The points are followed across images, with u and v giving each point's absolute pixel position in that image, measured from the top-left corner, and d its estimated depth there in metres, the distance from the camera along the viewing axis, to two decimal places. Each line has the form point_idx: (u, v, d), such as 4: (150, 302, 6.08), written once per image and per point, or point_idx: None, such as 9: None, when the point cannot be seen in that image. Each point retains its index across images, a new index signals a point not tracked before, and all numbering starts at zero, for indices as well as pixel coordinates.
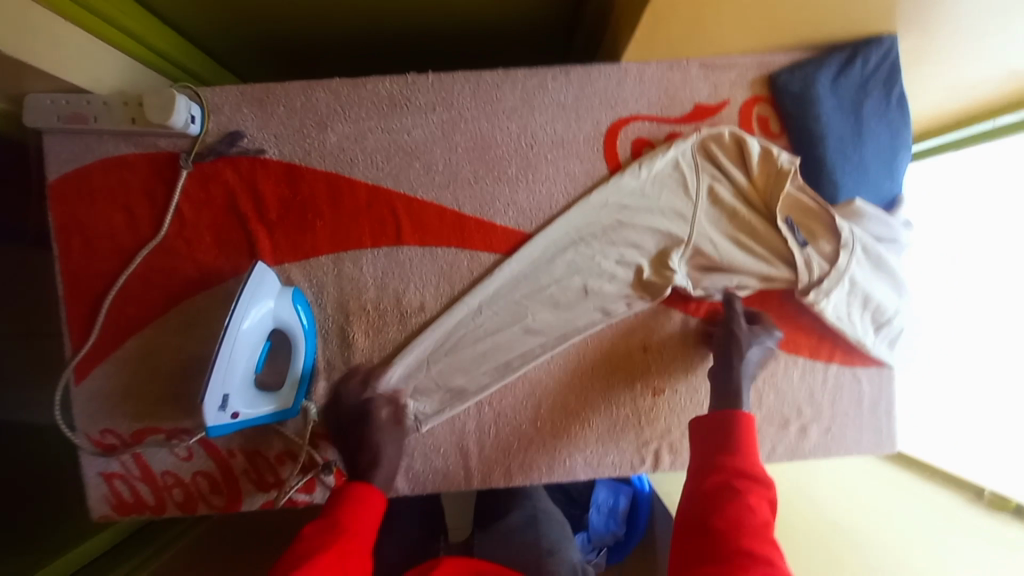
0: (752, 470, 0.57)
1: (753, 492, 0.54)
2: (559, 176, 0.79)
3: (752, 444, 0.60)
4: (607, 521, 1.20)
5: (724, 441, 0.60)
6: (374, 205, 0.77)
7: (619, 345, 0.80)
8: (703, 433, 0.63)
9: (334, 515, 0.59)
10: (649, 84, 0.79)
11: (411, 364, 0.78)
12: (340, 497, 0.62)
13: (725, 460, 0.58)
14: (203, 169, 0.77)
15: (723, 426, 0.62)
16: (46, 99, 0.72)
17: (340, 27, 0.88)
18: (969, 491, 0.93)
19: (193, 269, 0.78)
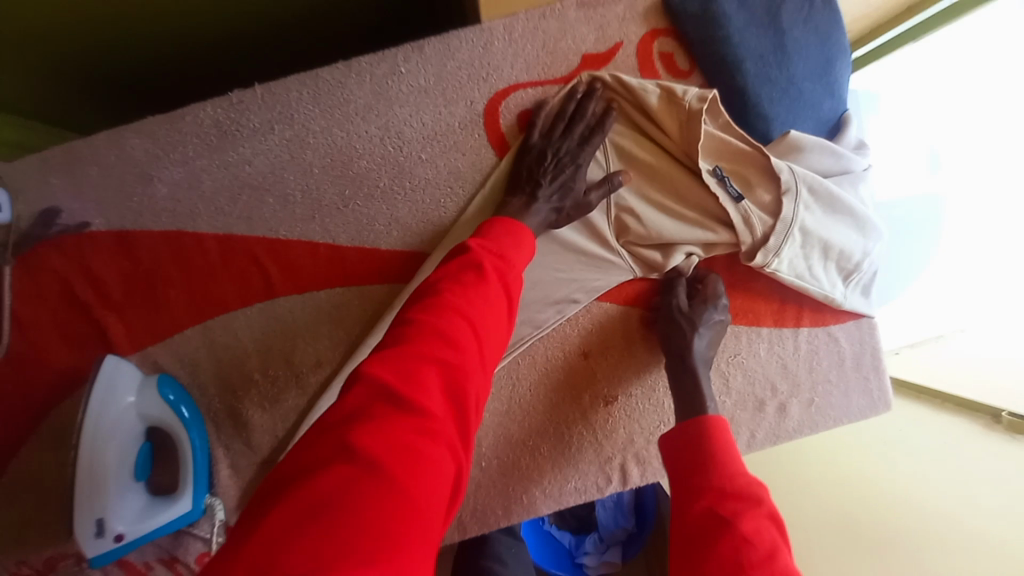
0: (738, 484, 0.46)
1: (749, 515, 0.43)
2: (442, 175, 0.66)
3: (729, 448, 0.51)
4: (614, 514, 1.10)
5: (699, 454, 0.50)
6: (231, 258, 0.65)
7: (556, 356, 0.69)
8: (674, 451, 0.52)
9: (491, 235, 0.53)
10: (521, 43, 0.66)
11: None
12: (494, 224, 0.54)
13: (707, 480, 0.48)
14: (25, 260, 0.65)
15: (692, 436, 0.52)
16: None
17: (161, 38, 0.76)
18: (985, 416, 0.79)
19: (45, 376, 0.66)
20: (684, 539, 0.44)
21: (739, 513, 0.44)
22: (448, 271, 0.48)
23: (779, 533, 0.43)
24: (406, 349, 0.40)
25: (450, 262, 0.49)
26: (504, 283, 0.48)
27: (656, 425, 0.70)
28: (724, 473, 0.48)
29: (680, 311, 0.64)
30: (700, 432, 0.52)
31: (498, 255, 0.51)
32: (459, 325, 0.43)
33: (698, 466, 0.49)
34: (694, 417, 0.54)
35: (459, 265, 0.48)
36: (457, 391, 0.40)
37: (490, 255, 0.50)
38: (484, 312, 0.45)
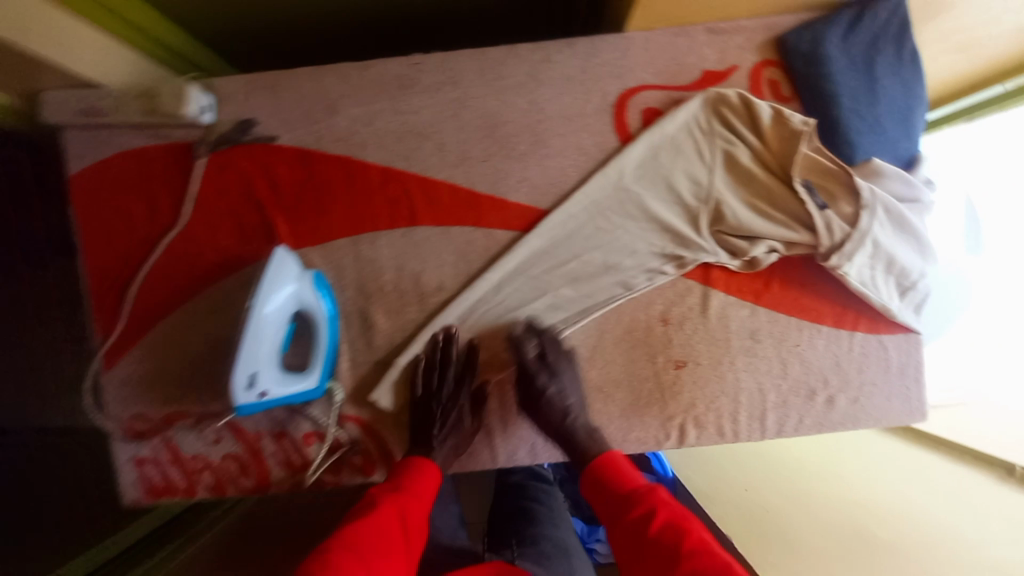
0: (640, 492, 0.60)
1: (659, 509, 0.58)
2: (571, 149, 0.79)
3: (627, 471, 0.65)
4: None
5: (609, 484, 0.64)
6: (387, 187, 0.78)
7: (638, 319, 0.79)
8: (591, 495, 0.65)
9: (397, 478, 0.67)
10: (655, 53, 0.78)
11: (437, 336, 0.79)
12: (396, 473, 0.69)
13: (619, 497, 0.62)
14: (218, 157, 0.77)
15: (597, 475, 0.66)
16: (69, 95, 0.77)
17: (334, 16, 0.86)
18: (999, 468, 0.87)
19: (215, 258, 0.79)
20: (622, 547, 0.57)
21: (649, 511, 0.58)
22: (358, 507, 0.63)
23: (687, 517, 0.57)
24: None
25: (359, 506, 0.63)
26: (410, 519, 0.61)
27: (718, 394, 0.80)
28: (629, 483, 0.63)
29: (531, 364, 0.76)
30: (597, 470, 0.66)
31: (403, 490, 0.64)
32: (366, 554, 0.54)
33: (608, 493, 0.63)
34: (592, 459, 0.68)
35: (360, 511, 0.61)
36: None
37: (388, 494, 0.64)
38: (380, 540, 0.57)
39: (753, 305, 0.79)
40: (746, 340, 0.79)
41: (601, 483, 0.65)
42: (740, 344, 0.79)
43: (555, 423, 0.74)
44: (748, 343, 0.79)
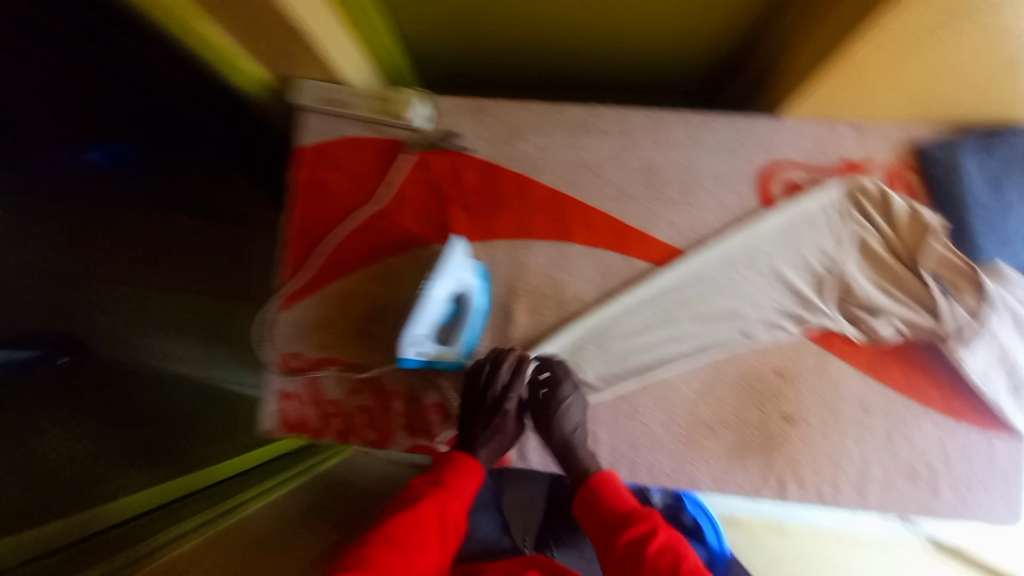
0: (635, 516, 0.67)
1: (653, 531, 0.65)
2: (716, 204, 0.88)
3: (622, 493, 0.71)
4: None
5: (602, 502, 0.70)
6: (551, 206, 0.91)
7: (754, 368, 0.85)
8: (586, 511, 0.71)
9: (441, 476, 0.74)
10: (806, 139, 0.89)
11: (567, 341, 0.88)
12: (440, 464, 0.76)
13: (615, 516, 0.68)
14: (420, 156, 0.94)
15: (591, 490, 0.72)
16: (316, 85, 0.93)
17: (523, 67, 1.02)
18: None
19: (396, 235, 0.94)
20: (612, 558, 0.66)
21: (645, 534, 0.65)
22: (399, 503, 0.70)
23: (677, 538, 0.65)
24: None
25: (400, 499, 0.71)
26: (447, 518, 0.69)
27: (821, 456, 0.83)
28: (624, 504, 0.69)
29: (542, 385, 0.83)
30: (593, 485, 0.72)
31: (443, 487, 0.72)
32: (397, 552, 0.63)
33: (602, 508, 0.70)
34: (591, 473, 0.74)
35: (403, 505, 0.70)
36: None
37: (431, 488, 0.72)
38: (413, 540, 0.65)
39: (868, 376, 0.83)
40: (856, 409, 0.83)
41: (597, 500, 0.71)
42: (849, 413, 0.83)
43: (552, 437, 0.80)
44: (858, 413, 0.83)
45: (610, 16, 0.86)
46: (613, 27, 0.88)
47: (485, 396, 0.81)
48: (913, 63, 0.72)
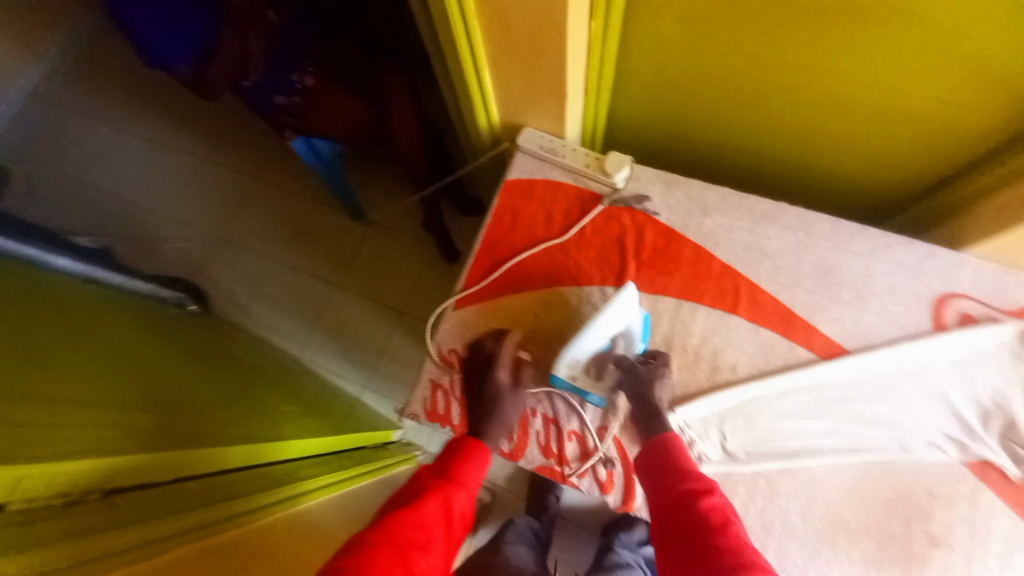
0: (697, 480, 0.75)
1: (709, 496, 0.72)
2: (885, 315, 0.93)
3: (685, 456, 0.80)
4: None
5: (666, 459, 0.79)
6: (722, 279, 0.99)
7: (904, 481, 0.85)
8: (648, 458, 0.82)
9: (449, 465, 0.83)
10: (986, 277, 0.93)
11: (714, 407, 0.93)
12: (446, 450, 0.85)
13: (676, 474, 0.77)
14: (611, 210, 1.06)
15: (657, 449, 0.82)
16: (537, 133, 1.10)
17: (703, 165, 1.16)
18: None
19: (574, 271, 1.04)
20: (665, 510, 0.74)
21: (703, 496, 0.72)
22: (407, 494, 0.76)
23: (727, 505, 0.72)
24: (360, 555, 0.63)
25: (407, 485, 0.79)
26: (450, 506, 0.77)
27: None
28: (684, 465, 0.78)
29: (635, 363, 0.93)
30: (662, 445, 0.82)
31: (444, 477, 0.80)
32: (400, 530, 0.69)
33: (665, 465, 0.79)
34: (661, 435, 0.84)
35: (410, 492, 0.77)
36: (409, 546, 0.68)
37: (440, 477, 0.80)
38: (415, 518, 0.71)
39: None
40: (1013, 554, 0.80)
41: (660, 457, 0.81)
42: (1002, 552, 0.80)
43: (642, 400, 0.90)
44: (1014, 558, 0.80)
45: (816, 134, 0.97)
46: (816, 144, 0.99)
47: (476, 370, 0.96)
48: None
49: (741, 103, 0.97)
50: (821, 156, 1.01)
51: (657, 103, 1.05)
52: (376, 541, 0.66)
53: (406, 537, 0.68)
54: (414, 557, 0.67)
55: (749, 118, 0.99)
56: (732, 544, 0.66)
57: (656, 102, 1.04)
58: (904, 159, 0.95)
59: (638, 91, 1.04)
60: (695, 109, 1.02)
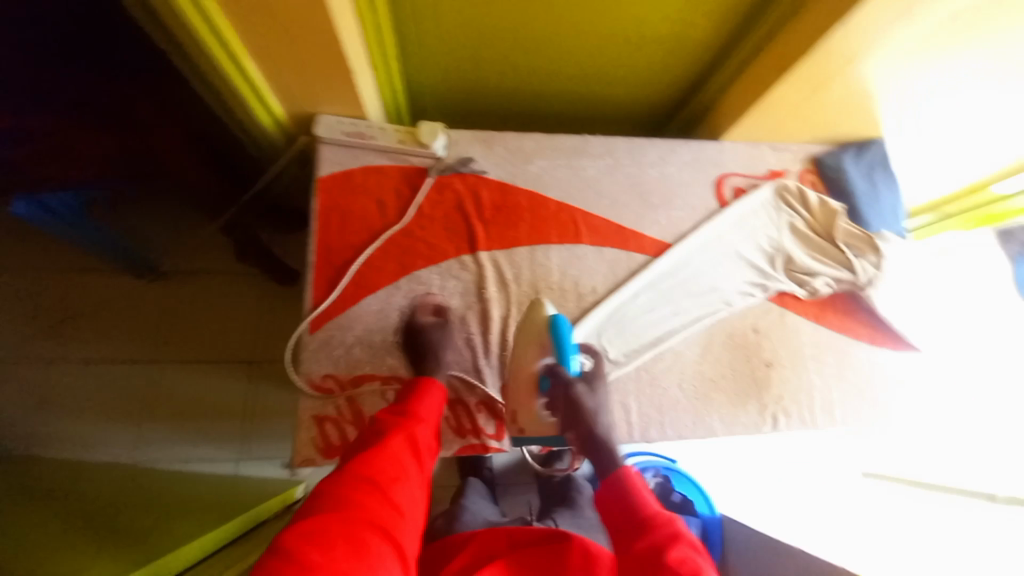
0: (658, 518, 0.72)
1: (670, 537, 0.69)
2: (686, 206, 1.12)
3: (643, 492, 0.77)
4: None
5: (625, 499, 0.76)
6: (559, 215, 1.07)
7: (737, 328, 1.06)
8: (608, 505, 0.77)
9: (406, 403, 0.80)
10: (741, 154, 1.18)
11: (589, 328, 1.01)
12: (406, 390, 0.83)
13: (635, 513, 0.73)
14: (441, 179, 1.05)
15: (614, 488, 0.78)
16: (335, 119, 1.01)
17: (509, 111, 1.24)
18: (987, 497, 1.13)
19: (426, 250, 1.01)
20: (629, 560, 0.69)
21: (663, 538, 0.69)
22: (368, 435, 0.74)
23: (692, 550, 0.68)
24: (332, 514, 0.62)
25: (375, 421, 0.77)
26: (415, 439, 0.75)
27: (799, 390, 1.03)
28: (642, 502, 0.75)
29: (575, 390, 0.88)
30: (620, 481, 0.78)
31: (407, 413, 0.78)
32: (375, 475, 0.67)
33: (624, 507, 0.75)
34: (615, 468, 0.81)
35: (377, 429, 0.75)
36: (386, 482, 0.68)
37: (401, 415, 0.78)
38: (389, 458, 0.70)
39: (816, 323, 1.08)
40: (814, 350, 1.06)
41: (618, 497, 0.77)
42: (808, 352, 1.06)
43: (582, 431, 0.86)
44: (815, 353, 1.06)
45: (589, 65, 1.10)
46: (592, 74, 1.12)
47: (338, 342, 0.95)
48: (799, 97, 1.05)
49: (520, 47, 1.04)
50: (598, 84, 1.16)
51: (447, 61, 1.07)
52: (349, 484, 0.66)
53: (375, 470, 0.68)
54: (390, 490, 0.67)
55: (531, 60, 1.08)
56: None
57: (446, 58, 1.07)
58: (657, 73, 1.13)
59: (425, 51, 1.05)
60: (483, 59, 1.07)
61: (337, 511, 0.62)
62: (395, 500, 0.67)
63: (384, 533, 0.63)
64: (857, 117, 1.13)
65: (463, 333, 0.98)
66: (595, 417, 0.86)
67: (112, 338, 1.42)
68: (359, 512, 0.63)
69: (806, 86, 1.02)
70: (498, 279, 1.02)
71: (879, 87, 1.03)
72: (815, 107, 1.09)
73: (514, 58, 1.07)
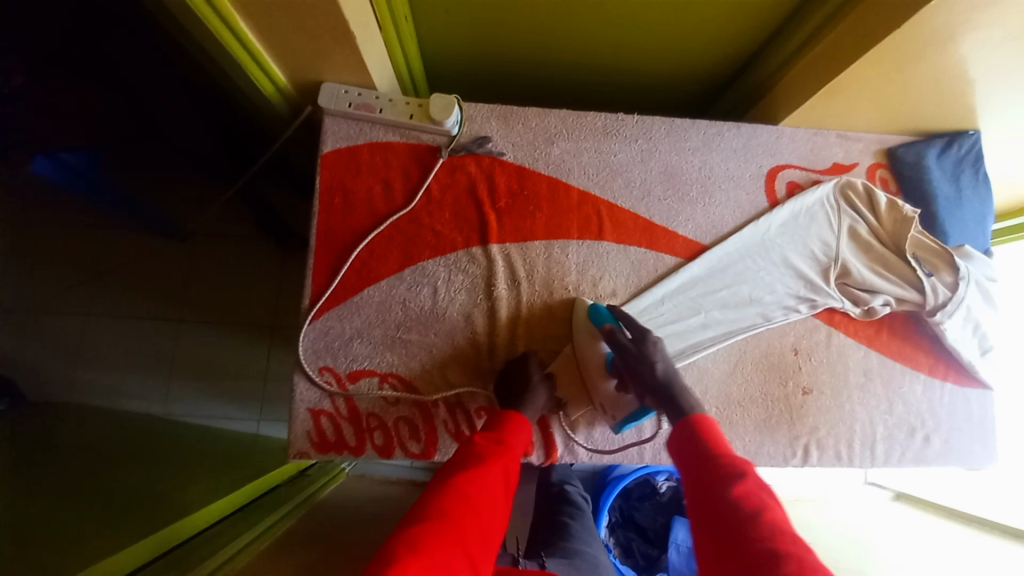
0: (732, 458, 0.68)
1: (742, 474, 0.65)
2: (729, 202, 0.98)
3: (720, 437, 0.72)
4: (688, 560, 1.22)
5: (698, 440, 0.72)
6: (582, 207, 0.96)
7: (774, 346, 0.94)
8: (681, 443, 0.74)
9: (501, 431, 0.74)
10: (800, 144, 1.02)
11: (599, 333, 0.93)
12: (497, 413, 0.78)
13: (708, 450, 0.70)
14: (453, 161, 0.95)
15: (688, 430, 0.74)
16: (339, 87, 0.92)
17: (538, 77, 1.11)
18: None
19: (433, 239, 0.93)
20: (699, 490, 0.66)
21: (736, 474, 0.65)
22: (464, 455, 0.69)
23: (768, 495, 0.63)
24: (429, 528, 0.56)
25: (466, 445, 0.71)
26: (511, 473, 0.69)
27: (837, 421, 0.92)
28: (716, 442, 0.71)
29: (626, 346, 0.85)
30: (693, 425, 0.74)
31: (501, 442, 0.72)
32: (470, 494, 0.62)
33: (697, 447, 0.72)
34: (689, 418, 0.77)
35: (473, 451, 0.69)
36: (481, 507, 0.62)
37: (496, 443, 0.72)
38: (483, 483, 0.65)
39: (868, 347, 0.95)
40: (862, 377, 0.94)
41: (690, 439, 0.73)
42: (856, 380, 0.94)
43: (649, 383, 0.82)
44: (863, 381, 0.94)
45: (628, 29, 0.95)
46: (632, 40, 0.98)
47: (337, 330, 0.89)
48: (883, 76, 0.87)
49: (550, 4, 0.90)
50: (639, 51, 1.01)
51: (468, 19, 0.95)
52: (443, 496, 0.61)
53: (474, 494, 0.63)
54: (485, 512, 0.62)
55: (563, 20, 0.94)
56: (775, 545, 0.55)
57: (466, 17, 0.95)
58: (709, 41, 0.97)
59: (442, 8, 0.93)
60: (507, 19, 0.94)
61: (437, 525, 0.57)
62: (486, 530, 0.61)
63: (475, 561, 0.57)
64: (952, 104, 0.94)
65: (467, 333, 0.90)
66: (656, 370, 0.83)
67: (115, 291, 1.36)
68: (457, 530, 0.58)
69: (887, 66, 0.85)
70: (509, 275, 0.93)
71: (989, 71, 0.84)
72: (900, 89, 0.91)
73: (541, 18, 0.94)
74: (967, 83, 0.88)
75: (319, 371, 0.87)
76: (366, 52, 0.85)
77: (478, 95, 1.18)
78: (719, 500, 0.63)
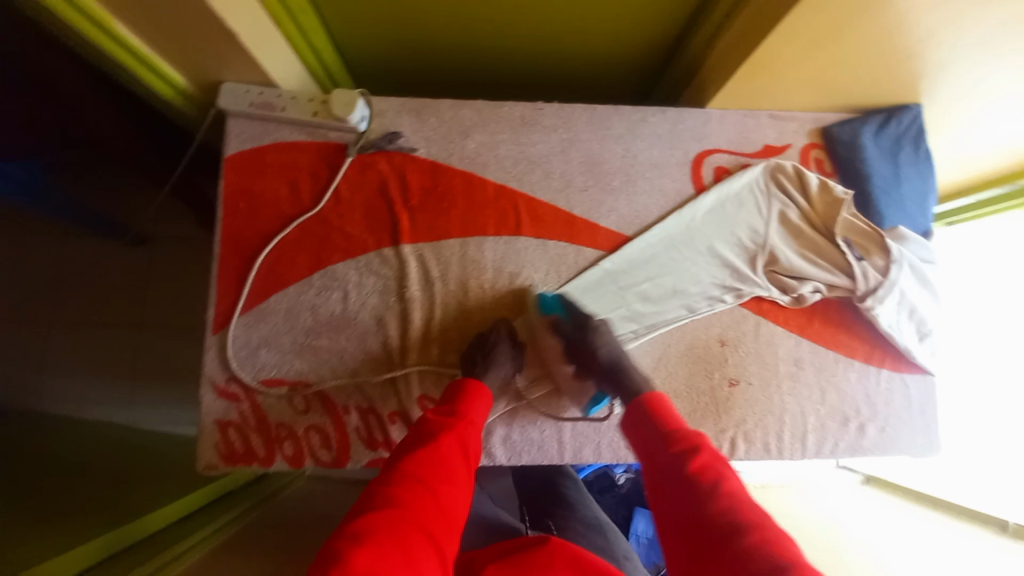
0: (687, 431, 0.65)
1: (700, 446, 0.63)
2: (654, 190, 0.94)
3: (671, 414, 0.70)
4: (648, 553, 1.20)
5: (653, 421, 0.69)
6: (499, 201, 0.92)
7: (700, 338, 0.91)
8: (637, 429, 0.71)
9: (453, 403, 0.72)
10: (729, 126, 0.97)
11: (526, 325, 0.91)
12: (453, 387, 0.76)
13: (664, 428, 0.67)
14: (363, 159, 0.92)
15: (641, 411, 0.71)
16: (239, 87, 0.89)
17: (461, 68, 1.06)
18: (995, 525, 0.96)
19: (342, 241, 0.90)
20: (659, 472, 0.63)
21: (693, 447, 0.62)
22: (417, 434, 0.66)
23: (724, 466, 0.60)
24: (393, 517, 0.53)
25: (414, 426, 0.68)
26: (467, 441, 0.67)
27: (765, 412, 0.89)
28: (672, 421, 0.68)
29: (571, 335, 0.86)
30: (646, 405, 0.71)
31: (462, 415, 0.70)
32: (425, 475, 0.59)
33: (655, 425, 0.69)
34: (640, 397, 0.74)
35: (427, 429, 0.67)
36: (435, 486, 0.58)
37: (451, 416, 0.70)
38: (443, 459, 0.62)
39: (799, 336, 0.91)
40: (793, 367, 0.91)
41: (645, 422, 0.70)
42: (786, 369, 0.90)
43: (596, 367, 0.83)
44: (793, 371, 0.91)
45: (541, 16, 0.91)
46: (548, 26, 0.93)
47: (245, 337, 0.87)
48: (802, 55, 0.83)
49: None
50: (560, 40, 0.97)
51: (373, 12, 0.91)
52: (394, 479, 0.58)
53: (427, 469, 0.60)
54: (444, 493, 0.59)
55: (470, 8, 0.89)
56: (739, 517, 0.53)
57: (371, 10, 0.91)
58: (629, 25, 0.93)
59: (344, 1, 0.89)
60: (414, 10, 0.90)
61: (390, 512, 0.53)
62: (445, 506, 0.58)
63: (435, 542, 0.53)
64: (881, 82, 0.90)
65: (380, 337, 0.88)
66: (600, 356, 0.83)
67: (55, 302, 1.33)
68: (416, 515, 0.54)
69: (805, 44, 0.80)
70: (423, 276, 0.90)
71: (916, 45, 0.79)
72: (825, 68, 0.87)
73: (448, 9, 0.90)
74: (891, 59, 0.83)
75: (227, 380, 0.85)
76: (258, 51, 0.82)
77: (405, 90, 1.14)
78: (677, 479, 0.60)
